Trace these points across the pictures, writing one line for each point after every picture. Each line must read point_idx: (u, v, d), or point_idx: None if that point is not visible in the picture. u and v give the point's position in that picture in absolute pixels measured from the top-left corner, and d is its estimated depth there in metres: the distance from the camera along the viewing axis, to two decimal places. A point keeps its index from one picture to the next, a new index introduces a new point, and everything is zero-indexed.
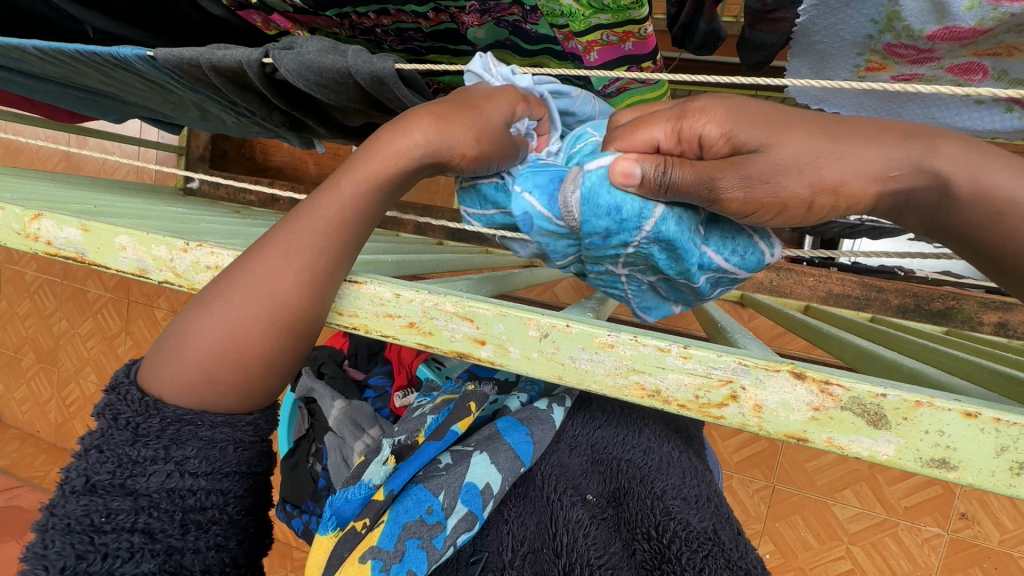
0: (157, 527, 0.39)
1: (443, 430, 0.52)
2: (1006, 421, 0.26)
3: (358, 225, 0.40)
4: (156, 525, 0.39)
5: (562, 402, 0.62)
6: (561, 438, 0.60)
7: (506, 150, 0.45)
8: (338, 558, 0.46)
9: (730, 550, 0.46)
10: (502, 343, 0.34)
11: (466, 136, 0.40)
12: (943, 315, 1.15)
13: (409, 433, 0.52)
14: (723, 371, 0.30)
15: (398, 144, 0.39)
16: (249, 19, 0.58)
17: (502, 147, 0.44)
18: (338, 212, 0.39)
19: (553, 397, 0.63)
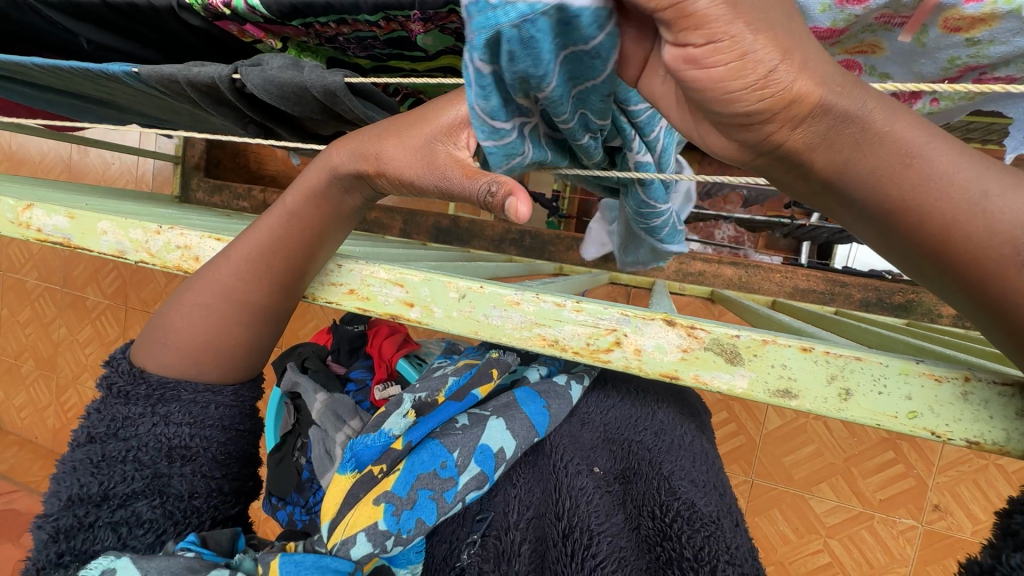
0: (148, 461, 0.46)
1: (465, 393, 0.53)
2: (833, 353, 0.31)
3: (305, 238, 0.43)
4: (145, 459, 0.46)
5: (581, 380, 0.62)
6: (575, 414, 0.60)
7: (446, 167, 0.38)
8: (353, 497, 0.47)
9: (729, 537, 0.46)
10: (427, 304, 0.39)
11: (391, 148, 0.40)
12: (904, 309, 1.19)
13: (430, 392, 0.52)
14: (608, 322, 0.35)
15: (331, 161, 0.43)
16: (226, 29, 0.64)
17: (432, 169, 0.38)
18: (285, 226, 0.43)
19: (573, 374, 0.63)
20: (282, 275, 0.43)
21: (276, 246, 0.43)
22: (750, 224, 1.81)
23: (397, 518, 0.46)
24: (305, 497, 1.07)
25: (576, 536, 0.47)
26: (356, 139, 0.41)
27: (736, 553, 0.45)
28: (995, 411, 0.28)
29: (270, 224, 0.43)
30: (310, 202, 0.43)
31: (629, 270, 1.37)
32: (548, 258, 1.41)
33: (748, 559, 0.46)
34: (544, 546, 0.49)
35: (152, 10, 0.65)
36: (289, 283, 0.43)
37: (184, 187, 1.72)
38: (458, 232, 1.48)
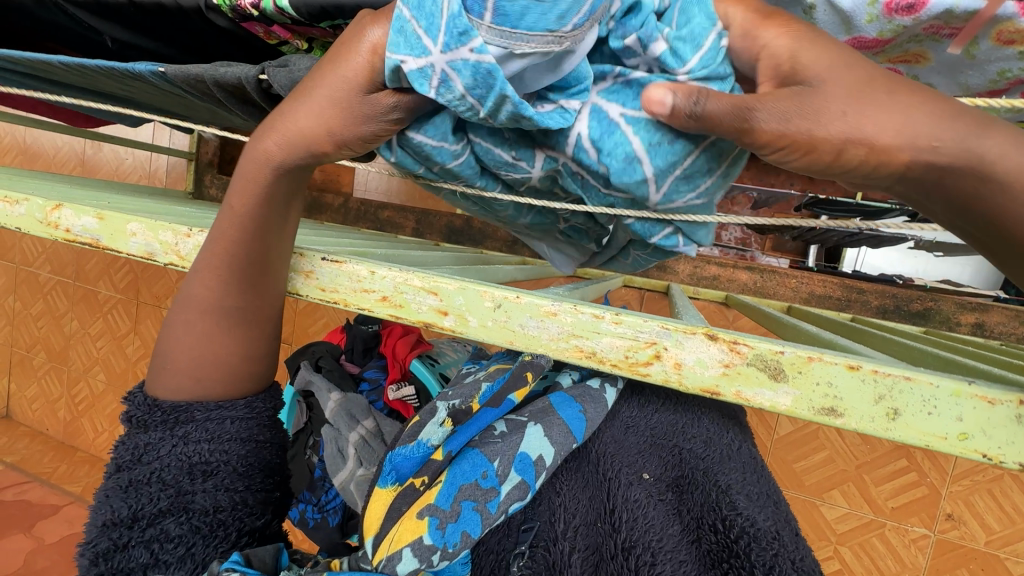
0: (167, 482, 0.46)
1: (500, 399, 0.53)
2: (882, 372, 0.30)
3: (260, 231, 0.42)
4: (169, 477, 0.46)
5: (615, 383, 0.63)
6: (617, 417, 0.61)
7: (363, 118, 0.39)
8: (397, 512, 0.47)
9: (795, 553, 0.45)
10: (461, 313, 0.39)
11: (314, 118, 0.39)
12: (921, 316, 1.18)
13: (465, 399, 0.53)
14: (647, 335, 0.35)
15: (261, 150, 0.41)
16: (253, 30, 0.64)
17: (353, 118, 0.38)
18: (236, 227, 0.43)
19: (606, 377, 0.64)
20: (245, 273, 0.43)
21: (228, 251, 0.43)
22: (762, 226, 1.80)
23: (441, 532, 0.46)
24: (316, 495, 1.17)
25: (638, 553, 0.47)
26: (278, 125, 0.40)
27: (802, 565, 0.45)
28: None
29: (224, 229, 0.43)
30: (256, 197, 0.42)
31: (643, 274, 1.36)
32: None
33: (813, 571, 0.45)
34: (600, 559, 0.49)
35: (179, 10, 0.65)
36: (256, 282, 0.44)
37: (197, 183, 1.73)
38: (471, 233, 1.48)
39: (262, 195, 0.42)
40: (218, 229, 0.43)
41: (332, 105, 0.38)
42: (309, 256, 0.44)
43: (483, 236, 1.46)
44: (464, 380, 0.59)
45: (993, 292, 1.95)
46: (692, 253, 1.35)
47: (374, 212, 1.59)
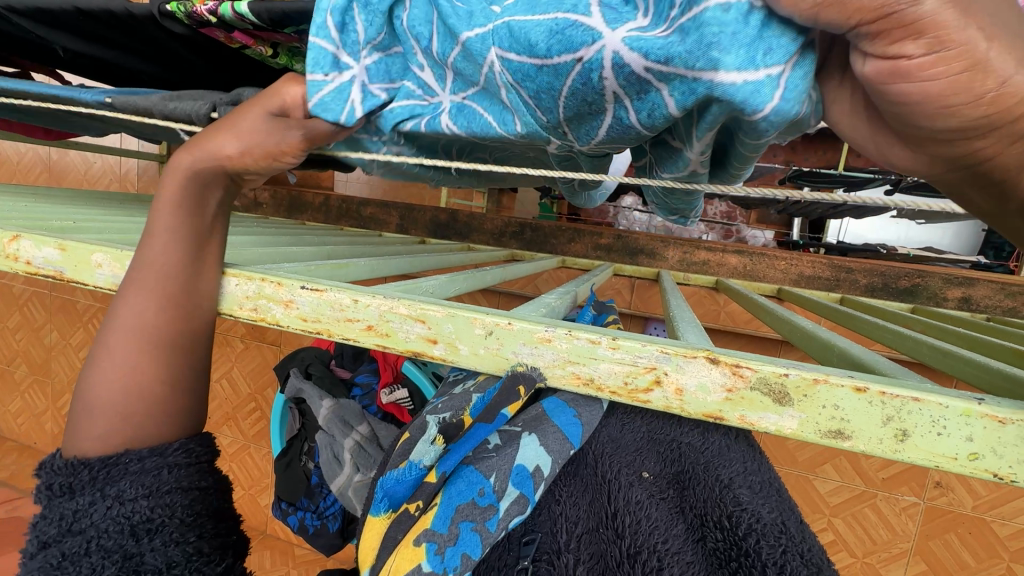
0: (107, 549, 0.37)
1: (493, 414, 0.47)
2: (889, 394, 0.29)
3: (174, 246, 0.43)
4: (108, 545, 0.38)
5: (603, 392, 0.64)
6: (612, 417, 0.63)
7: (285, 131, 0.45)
8: (392, 540, 0.43)
9: (804, 547, 0.44)
10: (452, 341, 0.37)
11: (223, 142, 0.45)
12: (909, 293, 1.19)
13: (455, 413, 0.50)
14: (647, 359, 0.33)
15: (176, 167, 0.46)
16: (212, 36, 0.61)
17: (276, 132, 0.45)
18: (153, 244, 0.43)
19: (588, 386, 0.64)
20: (162, 284, 0.42)
21: (154, 268, 0.42)
22: (749, 203, 1.79)
23: (441, 558, 0.41)
24: (316, 501, 1.18)
25: (644, 557, 0.45)
26: (195, 142, 0.46)
27: (810, 557, 0.44)
28: None
29: (145, 247, 0.43)
30: (175, 210, 0.44)
31: (632, 261, 1.35)
32: (548, 250, 1.39)
33: (822, 562, 0.44)
34: (605, 567, 0.45)
35: (132, 16, 0.61)
36: (165, 294, 0.42)
37: None
38: (456, 227, 1.45)
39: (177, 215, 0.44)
40: (135, 255, 0.44)
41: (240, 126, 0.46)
42: (288, 285, 0.41)
43: (469, 229, 1.43)
44: (451, 393, 0.56)
45: (978, 260, 1.98)
46: (680, 238, 1.34)
47: (356, 208, 1.55)
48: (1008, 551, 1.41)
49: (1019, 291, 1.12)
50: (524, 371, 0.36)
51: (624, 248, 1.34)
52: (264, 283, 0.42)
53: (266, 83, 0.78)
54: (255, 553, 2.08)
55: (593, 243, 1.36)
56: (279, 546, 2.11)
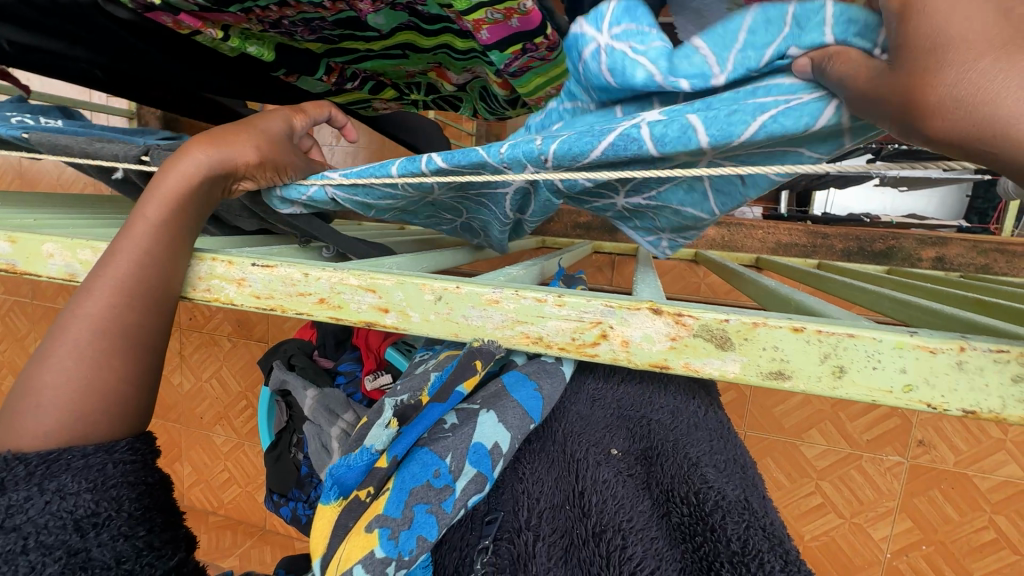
0: (47, 545, 0.36)
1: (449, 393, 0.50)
2: (826, 332, 0.30)
3: (177, 249, 0.44)
4: (50, 539, 0.36)
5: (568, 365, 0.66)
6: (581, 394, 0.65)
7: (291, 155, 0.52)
8: (343, 529, 0.44)
9: (766, 520, 0.46)
10: (403, 309, 0.37)
11: (246, 149, 0.48)
12: (884, 255, 1.20)
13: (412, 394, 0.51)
14: (592, 314, 0.33)
15: (183, 167, 0.46)
16: (158, 20, 0.59)
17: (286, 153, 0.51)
18: (143, 241, 0.43)
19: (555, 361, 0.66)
20: (160, 281, 0.44)
21: (149, 263, 0.43)
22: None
23: (396, 541, 0.42)
24: (308, 491, 1.15)
25: (608, 537, 0.46)
26: (216, 142, 0.47)
27: (770, 525, 0.45)
28: (991, 378, 0.28)
29: (136, 241, 0.43)
30: (174, 209, 0.45)
31: (612, 238, 1.35)
32: (528, 231, 1.38)
33: (784, 535, 0.46)
34: (570, 544, 0.47)
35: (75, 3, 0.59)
36: (161, 295, 0.44)
37: None
38: None
39: (169, 215, 0.44)
40: (118, 248, 0.43)
41: (256, 134, 0.50)
42: (239, 263, 0.41)
43: None
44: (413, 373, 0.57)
45: (958, 223, 2.00)
46: None
47: None
48: (989, 504, 1.45)
49: (991, 248, 1.14)
50: (485, 346, 0.36)
51: (603, 225, 1.34)
52: (215, 262, 0.42)
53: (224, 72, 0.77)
54: (255, 549, 2.09)
55: (572, 222, 1.36)
56: (279, 540, 2.13)
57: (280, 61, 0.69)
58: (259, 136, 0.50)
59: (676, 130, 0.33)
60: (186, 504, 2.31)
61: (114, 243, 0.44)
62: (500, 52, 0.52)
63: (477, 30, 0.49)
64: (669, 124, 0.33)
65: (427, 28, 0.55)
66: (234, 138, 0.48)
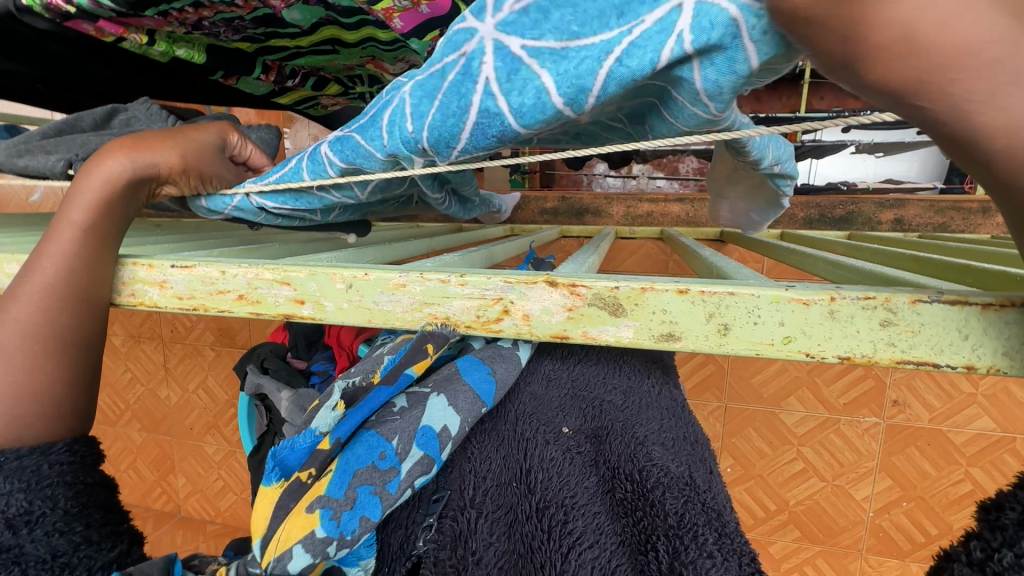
0: None
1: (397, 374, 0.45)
2: (708, 292, 0.31)
3: (104, 250, 0.43)
4: None
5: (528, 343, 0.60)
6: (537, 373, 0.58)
7: (217, 162, 0.52)
8: (283, 510, 0.39)
9: (707, 495, 0.42)
10: (318, 299, 0.38)
11: (170, 153, 0.48)
12: (845, 221, 1.22)
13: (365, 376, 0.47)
14: (493, 291, 0.34)
15: (108, 171, 0.45)
16: (80, 29, 0.59)
17: (211, 158, 0.52)
18: (66, 242, 0.42)
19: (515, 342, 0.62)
20: (90, 283, 0.42)
21: (76, 265, 0.42)
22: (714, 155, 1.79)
23: (337, 522, 0.39)
24: None
25: (550, 512, 0.42)
26: (136, 146, 0.47)
27: (717, 501, 0.42)
28: (861, 325, 0.29)
29: (59, 243, 0.42)
30: (99, 210, 0.44)
31: (579, 222, 1.35)
32: (496, 221, 1.39)
33: (726, 508, 0.42)
34: (514, 519, 0.43)
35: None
36: (90, 297, 0.42)
37: None
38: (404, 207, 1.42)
39: (92, 220, 0.43)
40: (41, 252, 0.42)
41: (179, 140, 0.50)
42: (159, 266, 0.42)
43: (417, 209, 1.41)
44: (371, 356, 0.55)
45: (928, 186, 2.02)
46: (624, 193, 1.35)
47: None
48: (964, 457, 1.48)
49: (947, 207, 1.15)
50: (434, 332, 0.36)
51: (570, 209, 1.35)
52: (137, 266, 0.43)
53: (162, 78, 0.76)
54: None
55: (538, 208, 1.37)
56: None
57: (215, 62, 0.68)
58: (182, 140, 0.50)
59: (531, 96, 0.32)
60: (183, 515, 2.31)
61: (36, 250, 0.42)
62: (419, 40, 0.53)
63: (389, 19, 0.49)
64: (503, 62, 0.32)
65: (346, 23, 0.56)
66: (157, 143, 0.48)
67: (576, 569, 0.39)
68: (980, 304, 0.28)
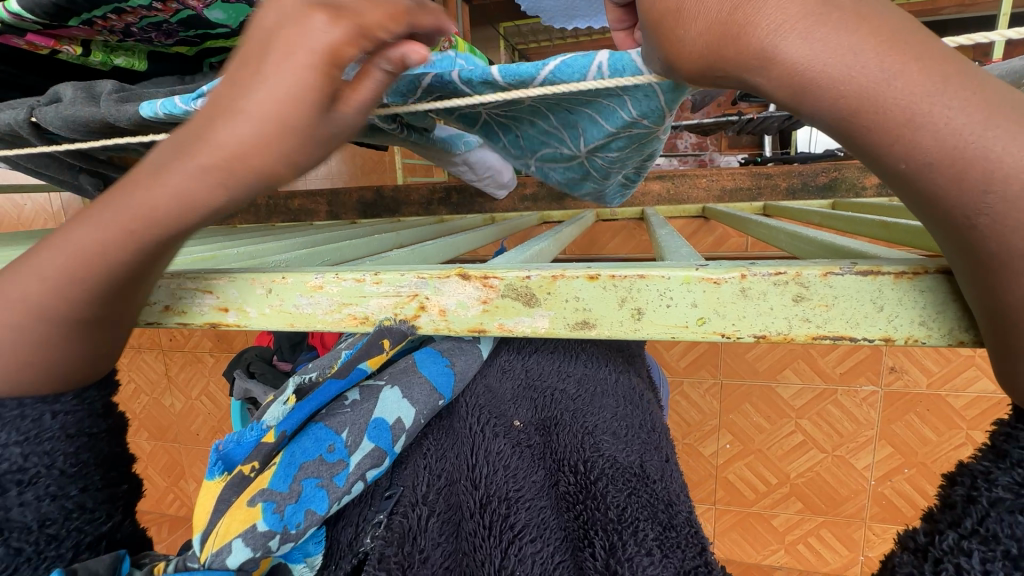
0: None
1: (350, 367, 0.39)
2: (618, 276, 0.30)
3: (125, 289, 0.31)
4: None
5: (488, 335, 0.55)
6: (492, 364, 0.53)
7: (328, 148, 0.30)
8: (225, 504, 0.34)
9: (658, 486, 0.38)
10: (240, 306, 0.37)
11: (243, 170, 0.28)
12: (829, 188, 1.19)
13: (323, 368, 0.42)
14: (408, 287, 0.33)
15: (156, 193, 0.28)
16: (12, 44, 0.58)
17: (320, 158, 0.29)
18: (73, 276, 0.30)
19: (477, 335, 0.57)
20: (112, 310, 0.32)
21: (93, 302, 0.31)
22: (699, 129, 1.75)
23: (280, 516, 0.33)
24: None
25: (493, 507, 0.38)
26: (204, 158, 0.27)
27: (667, 496, 0.38)
28: (774, 302, 0.28)
29: (70, 268, 0.30)
30: (132, 242, 0.30)
31: (560, 206, 1.33)
32: (476, 210, 1.37)
33: (677, 499, 0.38)
34: (459, 518, 0.38)
35: None
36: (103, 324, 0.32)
37: None
38: (383, 203, 1.39)
39: (127, 261, 0.30)
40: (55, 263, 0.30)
41: (265, 140, 0.27)
42: None
43: (396, 204, 1.39)
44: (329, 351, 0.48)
45: None
46: None
47: (282, 203, 1.43)
48: (965, 420, 1.46)
49: None
50: (392, 328, 0.34)
51: (549, 194, 1.33)
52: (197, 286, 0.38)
53: None
54: None
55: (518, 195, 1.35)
56: None
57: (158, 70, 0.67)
58: (269, 137, 0.27)
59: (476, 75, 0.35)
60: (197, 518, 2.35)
61: (50, 244, 0.31)
62: None
63: None
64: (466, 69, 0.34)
65: None
66: (232, 156, 0.27)
67: (515, 566, 0.35)
68: (893, 273, 0.26)
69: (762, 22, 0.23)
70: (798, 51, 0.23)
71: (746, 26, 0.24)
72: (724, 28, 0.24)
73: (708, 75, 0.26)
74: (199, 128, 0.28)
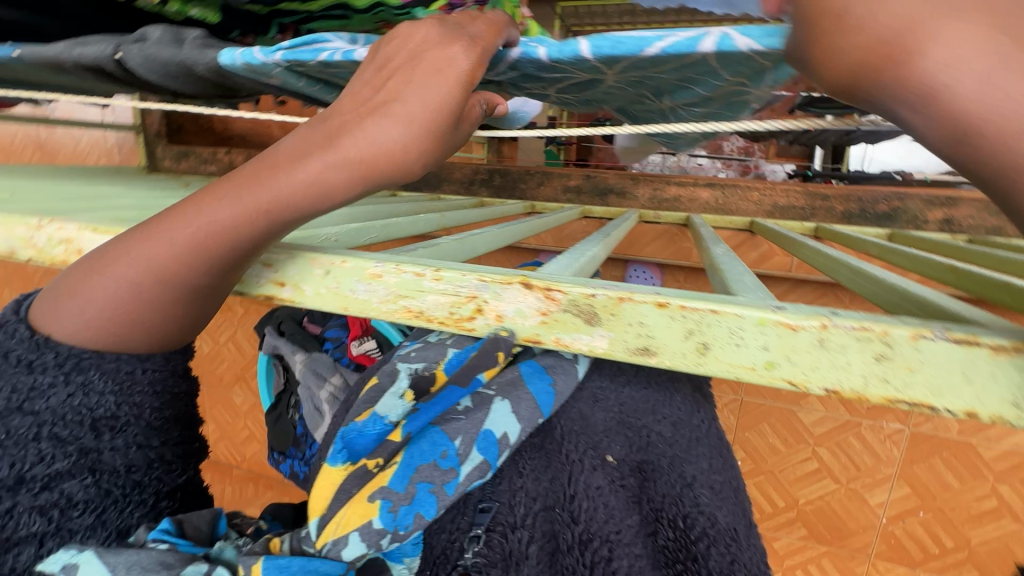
0: (63, 440, 0.37)
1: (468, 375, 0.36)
2: (689, 308, 0.29)
3: (226, 266, 0.34)
4: (64, 433, 0.37)
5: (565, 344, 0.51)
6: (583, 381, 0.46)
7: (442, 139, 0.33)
8: (345, 493, 0.34)
9: (749, 556, 0.37)
10: (297, 283, 0.37)
11: (365, 151, 0.31)
12: (888, 217, 1.13)
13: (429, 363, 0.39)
14: (467, 289, 0.33)
15: (282, 179, 0.32)
16: None
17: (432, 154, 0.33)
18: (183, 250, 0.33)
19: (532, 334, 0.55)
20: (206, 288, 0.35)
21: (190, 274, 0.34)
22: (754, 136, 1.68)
23: (394, 516, 0.33)
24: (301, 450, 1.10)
25: (594, 549, 0.36)
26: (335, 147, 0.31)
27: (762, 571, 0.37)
28: (852, 358, 0.27)
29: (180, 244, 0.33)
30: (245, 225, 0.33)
31: (602, 202, 1.30)
32: (518, 196, 1.35)
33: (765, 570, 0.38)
34: (554, 550, 0.37)
35: None
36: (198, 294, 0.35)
37: (150, 157, 1.55)
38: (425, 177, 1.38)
39: (235, 243, 0.33)
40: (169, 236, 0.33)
41: (401, 127, 0.31)
42: None
43: (438, 179, 1.38)
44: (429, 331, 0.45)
45: None
46: (651, 174, 1.28)
47: None
48: (992, 472, 1.41)
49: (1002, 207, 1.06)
50: (506, 337, 0.33)
51: (593, 188, 1.30)
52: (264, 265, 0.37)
53: None
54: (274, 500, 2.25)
55: (562, 186, 1.33)
56: (296, 494, 2.25)
57: (231, 22, 0.67)
58: (401, 121, 0.32)
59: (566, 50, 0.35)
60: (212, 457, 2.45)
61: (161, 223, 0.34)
62: None
63: None
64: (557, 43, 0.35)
65: None
66: (365, 134, 0.31)
67: None
68: (991, 346, 0.25)
69: (931, 54, 0.21)
70: (972, 91, 0.21)
71: (914, 54, 0.22)
72: (885, 55, 0.22)
73: (852, 91, 0.24)
74: (338, 118, 0.33)
